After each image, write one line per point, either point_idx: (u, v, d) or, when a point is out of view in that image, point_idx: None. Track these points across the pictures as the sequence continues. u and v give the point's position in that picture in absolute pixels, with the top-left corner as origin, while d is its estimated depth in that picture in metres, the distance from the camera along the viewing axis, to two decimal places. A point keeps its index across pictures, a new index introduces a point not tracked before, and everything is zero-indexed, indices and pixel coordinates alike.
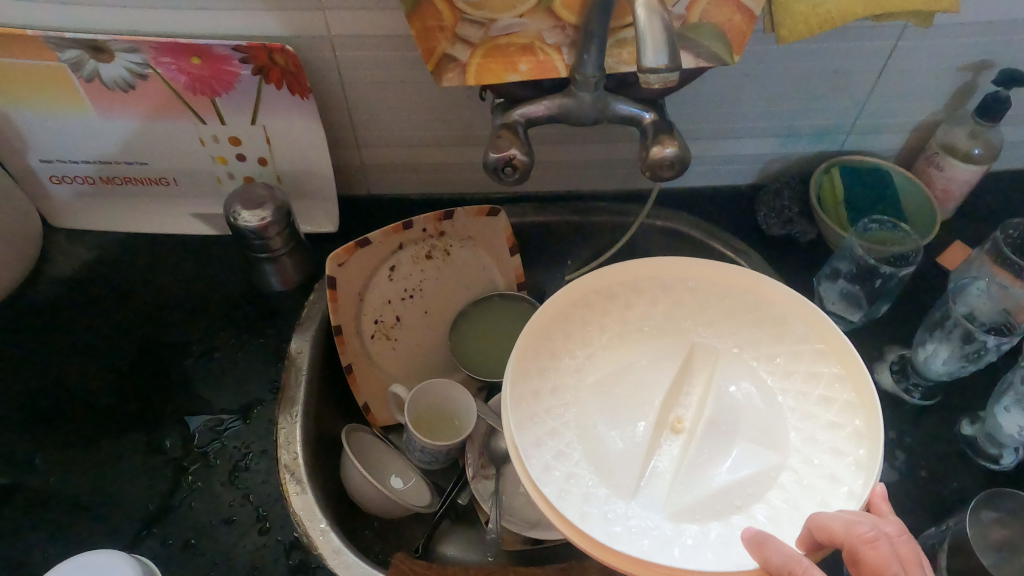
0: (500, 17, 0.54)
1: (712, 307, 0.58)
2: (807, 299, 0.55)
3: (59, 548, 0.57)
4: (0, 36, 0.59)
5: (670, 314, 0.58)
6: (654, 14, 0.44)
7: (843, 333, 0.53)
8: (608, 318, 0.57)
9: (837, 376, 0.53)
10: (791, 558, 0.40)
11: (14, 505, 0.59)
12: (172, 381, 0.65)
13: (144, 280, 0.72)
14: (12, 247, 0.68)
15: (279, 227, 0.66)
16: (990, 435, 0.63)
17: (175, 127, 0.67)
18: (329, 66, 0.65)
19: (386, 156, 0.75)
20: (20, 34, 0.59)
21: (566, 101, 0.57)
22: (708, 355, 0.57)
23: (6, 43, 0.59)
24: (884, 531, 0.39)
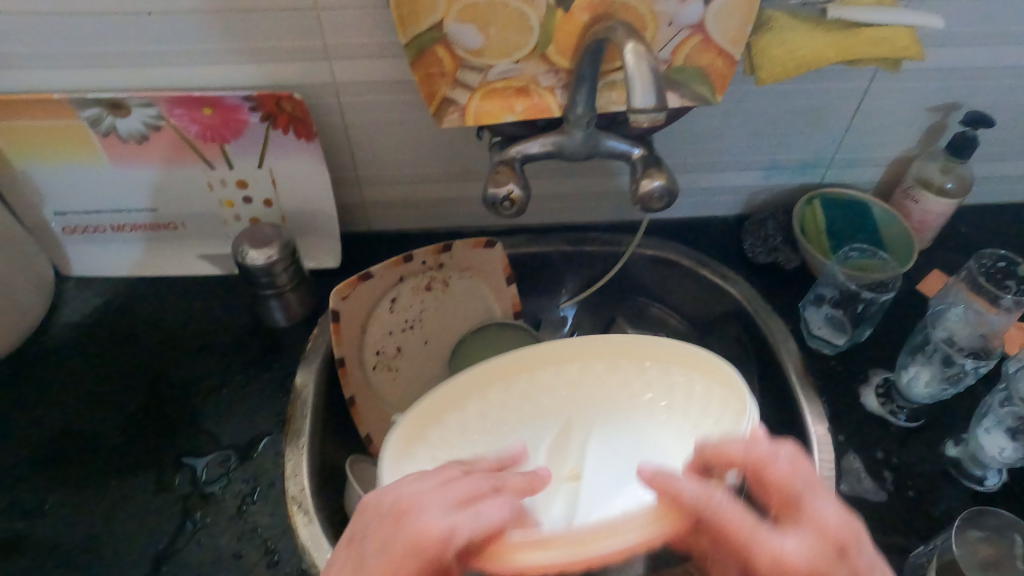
0: (497, 63, 0.56)
1: (584, 377, 0.59)
2: (677, 344, 0.57)
3: None
4: (28, 102, 0.63)
5: (549, 390, 0.59)
6: (642, 60, 0.47)
7: (717, 360, 0.54)
8: (487, 403, 0.58)
9: (722, 402, 0.53)
10: (703, 493, 0.38)
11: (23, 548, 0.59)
12: (180, 419, 0.66)
13: (151, 321, 0.73)
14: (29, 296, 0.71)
15: (284, 264, 0.69)
16: (974, 457, 0.65)
17: (184, 173, 0.70)
18: (333, 112, 0.69)
19: (386, 194, 0.78)
20: (47, 99, 0.63)
21: (560, 139, 0.61)
22: (587, 420, 0.58)
23: (33, 104, 0.63)
24: (782, 447, 0.42)
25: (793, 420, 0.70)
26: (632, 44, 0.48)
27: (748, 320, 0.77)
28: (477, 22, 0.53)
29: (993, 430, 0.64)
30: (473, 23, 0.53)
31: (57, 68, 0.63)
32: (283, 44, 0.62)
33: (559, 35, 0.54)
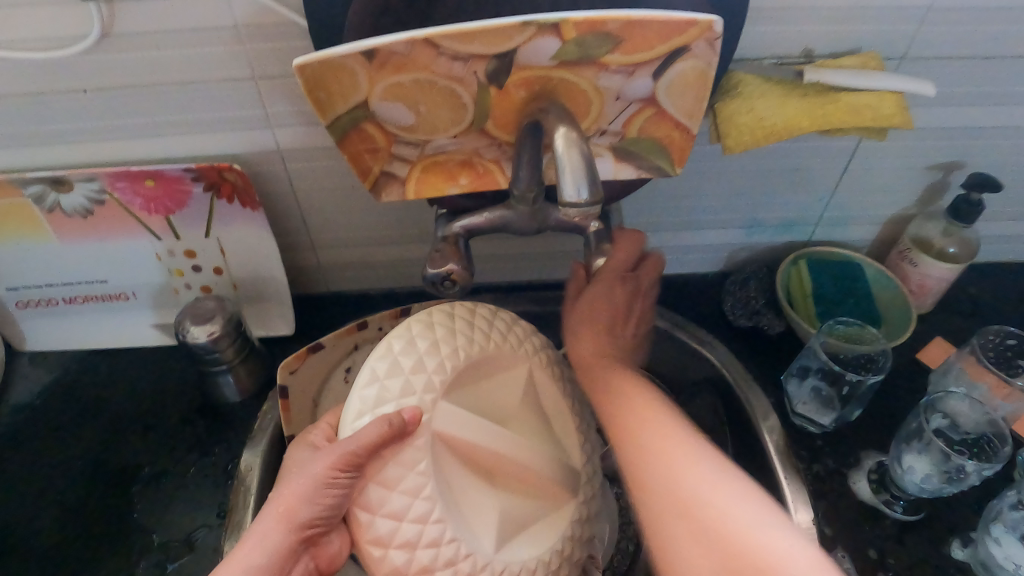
0: (433, 138, 0.53)
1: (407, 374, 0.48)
2: (442, 313, 0.52)
3: None
4: None
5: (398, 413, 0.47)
6: (573, 146, 0.44)
7: (471, 308, 0.53)
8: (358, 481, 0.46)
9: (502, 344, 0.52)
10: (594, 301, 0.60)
11: None
12: (119, 511, 0.63)
13: (100, 401, 0.70)
14: None
15: (229, 338, 0.65)
16: (983, 564, 0.59)
17: (131, 246, 0.66)
18: (280, 176, 0.65)
19: (343, 256, 0.74)
20: None
21: (505, 214, 0.57)
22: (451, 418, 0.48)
23: None
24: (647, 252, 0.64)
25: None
26: (562, 129, 0.45)
27: (730, 392, 0.71)
28: (405, 100, 0.48)
29: (1004, 540, 0.58)
30: (401, 101, 0.48)
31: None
32: (225, 115, 0.58)
33: (496, 111, 0.50)
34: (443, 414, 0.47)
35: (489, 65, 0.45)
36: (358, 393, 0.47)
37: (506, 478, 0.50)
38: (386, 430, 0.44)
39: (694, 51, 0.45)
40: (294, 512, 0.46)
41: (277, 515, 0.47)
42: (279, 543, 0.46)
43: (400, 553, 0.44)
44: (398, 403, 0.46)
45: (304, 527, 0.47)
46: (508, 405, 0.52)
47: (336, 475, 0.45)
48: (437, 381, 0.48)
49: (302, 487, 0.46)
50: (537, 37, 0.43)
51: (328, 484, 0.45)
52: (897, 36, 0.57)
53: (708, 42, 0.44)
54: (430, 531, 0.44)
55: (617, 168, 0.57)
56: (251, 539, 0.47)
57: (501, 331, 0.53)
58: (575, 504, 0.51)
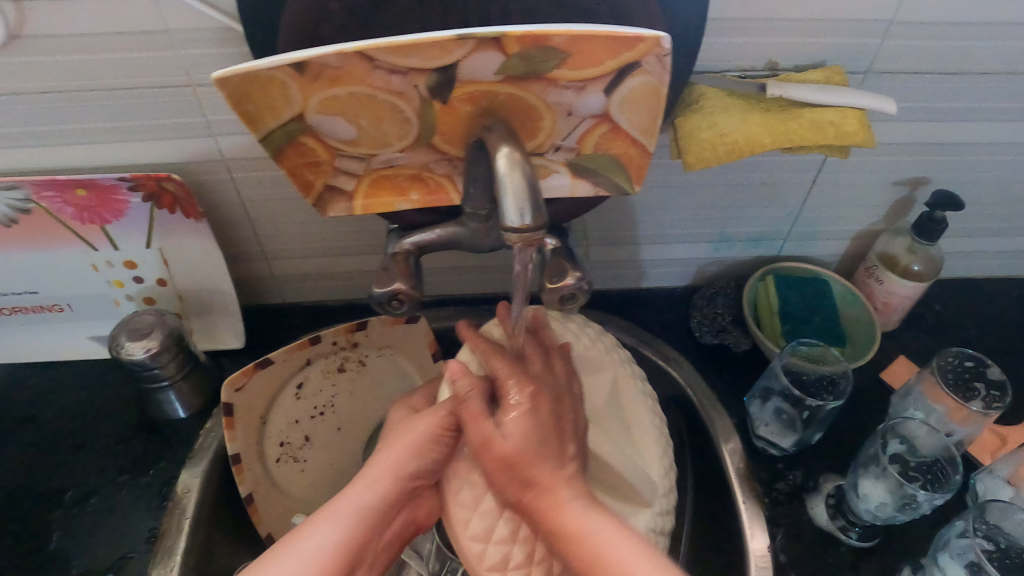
0: (379, 152, 0.50)
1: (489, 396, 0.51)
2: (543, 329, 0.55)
3: None
4: None
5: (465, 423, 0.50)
6: (516, 167, 0.41)
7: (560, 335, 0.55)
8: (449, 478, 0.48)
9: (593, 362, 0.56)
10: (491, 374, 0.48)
11: None
12: (44, 535, 0.59)
13: (32, 415, 0.66)
14: None
15: (170, 353, 0.62)
16: None
17: (64, 255, 0.63)
18: (225, 187, 0.62)
19: (297, 267, 0.72)
20: None
21: (458, 230, 0.55)
22: None
23: None
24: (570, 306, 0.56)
25: (734, 536, 0.62)
26: (505, 149, 0.42)
27: (694, 412, 0.69)
28: (342, 114, 0.45)
29: (950, 569, 0.55)
30: (338, 114, 0.45)
31: None
32: (161, 123, 0.55)
33: (442, 127, 0.48)
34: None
35: (429, 79, 0.43)
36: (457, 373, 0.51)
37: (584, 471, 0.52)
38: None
39: (645, 66, 0.43)
40: (403, 463, 0.47)
41: (389, 462, 0.47)
42: (380, 494, 0.47)
43: (483, 519, 0.46)
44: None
45: (413, 479, 0.48)
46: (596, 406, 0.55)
47: (442, 433, 0.48)
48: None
49: (408, 437, 0.48)
50: (477, 51, 0.40)
51: (437, 441, 0.48)
52: (860, 50, 0.55)
53: (659, 58, 0.42)
54: (500, 529, 0.46)
55: (574, 184, 0.54)
56: (354, 491, 0.47)
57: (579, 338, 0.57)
58: (649, 512, 0.53)
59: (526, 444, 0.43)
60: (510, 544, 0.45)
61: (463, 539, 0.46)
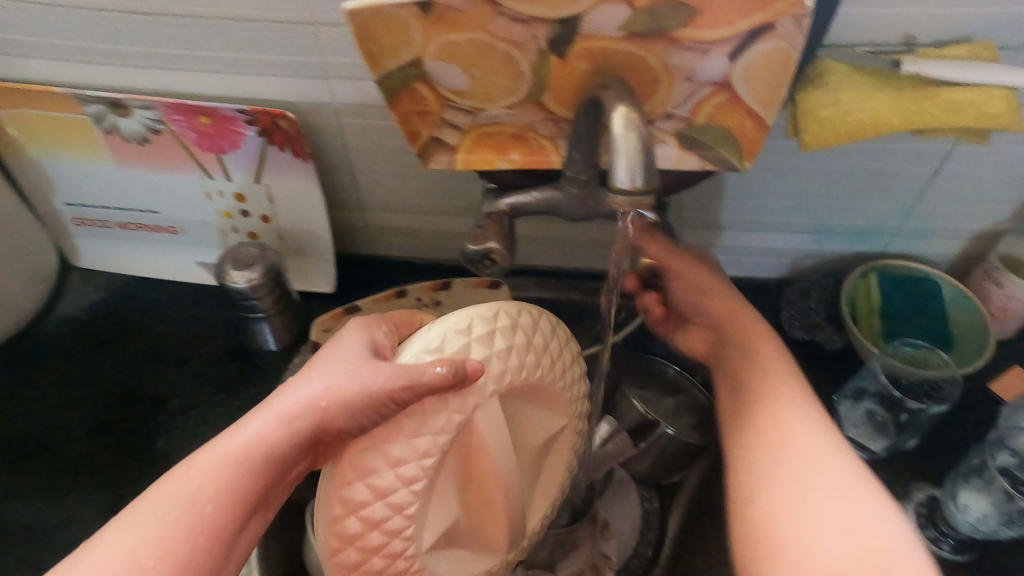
0: (487, 107, 0.49)
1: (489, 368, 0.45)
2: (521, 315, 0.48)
3: None
4: (35, 93, 0.61)
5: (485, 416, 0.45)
6: (632, 128, 0.40)
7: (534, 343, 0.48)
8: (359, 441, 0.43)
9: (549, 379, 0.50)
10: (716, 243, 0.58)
11: None
12: (144, 437, 0.64)
13: (142, 325, 0.71)
14: (35, 290, 0.69)
15: (268, 288, 0.66)
16: None
17: (182, 179, 0.67)
18: (333, 130, 0.64)
19: (389, 221, 0.73)
20: (51, 92, 0.60)
21: (554, 195, 0.52)
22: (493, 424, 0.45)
23: (37, 96, 0.61)
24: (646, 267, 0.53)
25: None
26: (621, 108, 0.41)
27: None
28: (457, 62, 0.45)
29: None
30: (454, 62, 0.45)
31: (59, 60, 0.60)
32: (281, 60, 0.57)
33: (556, 83, 0.46)
34: (495, 411, 0.45)
35: (550, 31, 0.42)
36: (445, 326, 0.45)
37: (474, 491, 0.48)
38: (444, 377, 0.41)
39: (779, 29, 0.40)
40: (333, 415, 0.43)
41: (308, 408, 0.43)
42: (294, 432, 0.43)
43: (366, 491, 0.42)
44: (467, 346, 0.44)
45: (327, 433, 0.43)
46: (530, 436, 0.52)
47: (382, 403, 0.42)
48: (505, 378, 0.46)
49: (345, 388, 0.43)
50: (604, 2, 0.40)
51: (375, 406, 0.42)
52: (1013, 27, 0.51)
53: (795, 20, 0.40)
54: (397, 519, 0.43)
55: (680, 155, 0.52)
56: (269, 414, 0.43)
57: (568, 371, 0.52)
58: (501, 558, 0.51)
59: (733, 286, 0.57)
60: (373, 524, 0.42)
61: (335, 494, 0.42)
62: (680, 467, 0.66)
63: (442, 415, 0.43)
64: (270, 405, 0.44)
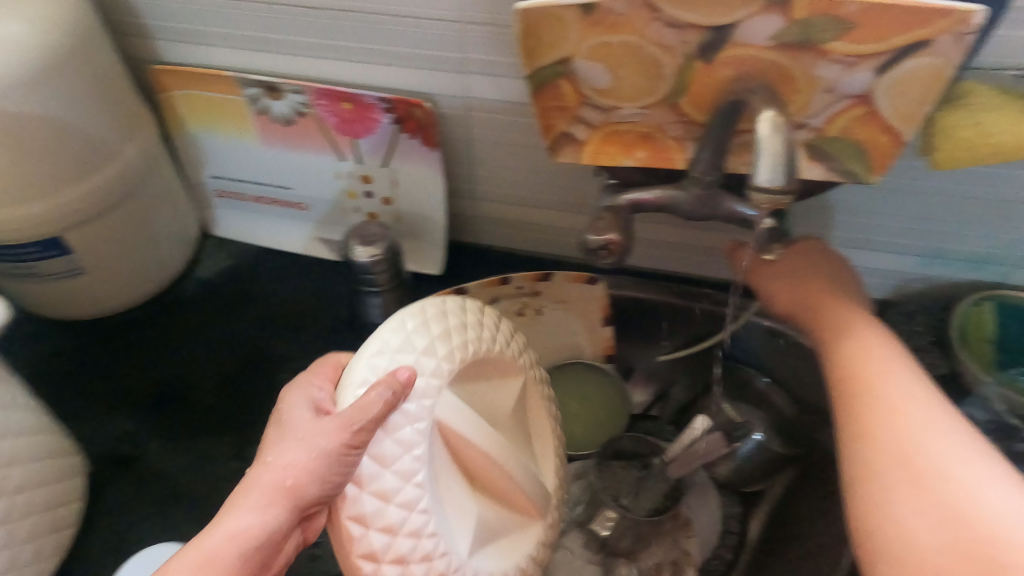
0: (623, 105, 0.51)
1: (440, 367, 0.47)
2: (441, 309, 0.49)
3: (152, 531, 0.62)
4: (203, 76, 0.68)
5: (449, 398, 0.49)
6: (779, 133, 0.40)
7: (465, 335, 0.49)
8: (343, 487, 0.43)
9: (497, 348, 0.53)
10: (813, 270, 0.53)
11: (126, 481, 0.65)
12: (267, 394, 0.70)
13: (265, 293, 0.77)
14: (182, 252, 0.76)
15: (386, 264, 0.70)
16: None
17: (317, 160, 0.73)
18: (460, 123, 0.68)
19: (498, 211, 0.76)
20: (220, 75, 0.67)
21: (676, 194, 0.53)
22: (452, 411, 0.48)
23: (206, 78, 0.68)
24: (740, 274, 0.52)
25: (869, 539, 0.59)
26: (767, 112, 0.42)
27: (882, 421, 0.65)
28: (606, 63, 0.47)
29: None
30: (604, 62, 0.47)
31: (227, 46, 0.66)
32: (426, 54, 0.62)
33: (696, 87, 0.48)
34: (445, 403, 0.48)
35: (702, 37, 0.44)
36: (366, 360, 0.45)
37: (479, 484, 0.52)
38: (389, 402, 0.42)
39: (935, 46, 0.42)
40: (301, 488, 0.42)
41: (276, 488, 0.43)
42: (273, 515, 0.43)
43: (380, 533, 0.43)
44: (394, 362, 0.45)
45: (305, 505, 0.43)
46: (498, 410, 0.54)
47: (348, 453, 0.42)
48: (445, 368, 0.47)
49: (302, 461, 0.42)
50: (763, 12, 0.42)
51: (343, 461, 0.42)
52: None
53: (956, 37, 0.41)
54: (422, 543, 0.44)
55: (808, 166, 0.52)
56: (245, 510, 0.43)
57: (505, 338, 0.54)
58: (542, 525, 0.55)
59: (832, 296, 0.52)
60: (404, 558, 0.43)
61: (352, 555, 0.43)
62: (763, 476, 0.66)
63: (410, 429, 0.45)
64: (240, 495, 0.44)
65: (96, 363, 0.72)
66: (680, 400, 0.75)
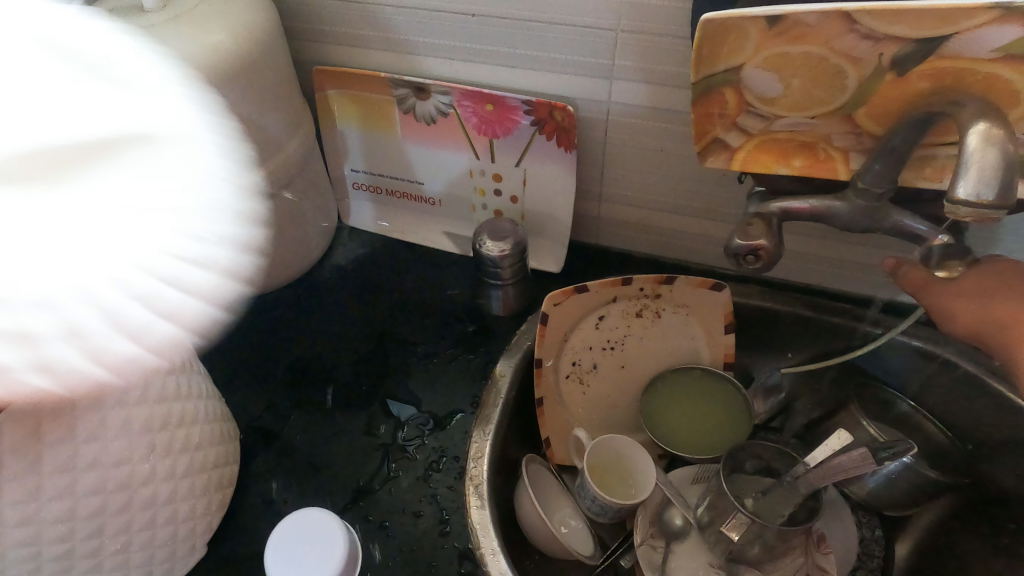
0: (788, 115, 0.50)
1: None
2: None
3: (295, 497, 0.65)
4: (356, 76, 0.72)
5: None
6: (990, 146, 0.40)
7: None
8: None
9: None
10: (1000, 280, 0.53)
11: (272, 449, 0.69)
12: (396, 378, 0.73)
13: (393, 284, 0.81)
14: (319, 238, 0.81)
15: (513, 259, 0.72)
16: None
17: (454, 158, 0.76)
18: (598, 126, 0.69)
19: (625, 215, 0.77)
20: (375, 75, 0.71)
21: (833, 207, 0.53)
22: None
23: (360, 79, 0.72)
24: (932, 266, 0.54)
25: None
26: (978, 125, 0.41)
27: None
28: (782, 72, 0.47)
29: None
30: (777, 73, 0.47)
31: (382, 49, 0.70)
32: (578, 59, 0.63)
33: (877, 99, 0.47)
34: None
35: (901, 50, 0.43)
36: None
37: None
38: None
39: None
40: None
41: None
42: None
43: None
44: None
45: None
46: None
47: None
48: None
49: None
50: (992, 22, 0.40)
51: None
52: None
53: None
54: None
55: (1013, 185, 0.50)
56: None
57: None
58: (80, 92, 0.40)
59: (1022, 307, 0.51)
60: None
61: None
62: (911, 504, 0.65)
63: None
64: None
65: (242, 338, 0.77)
66: (804, 416, 0.74)
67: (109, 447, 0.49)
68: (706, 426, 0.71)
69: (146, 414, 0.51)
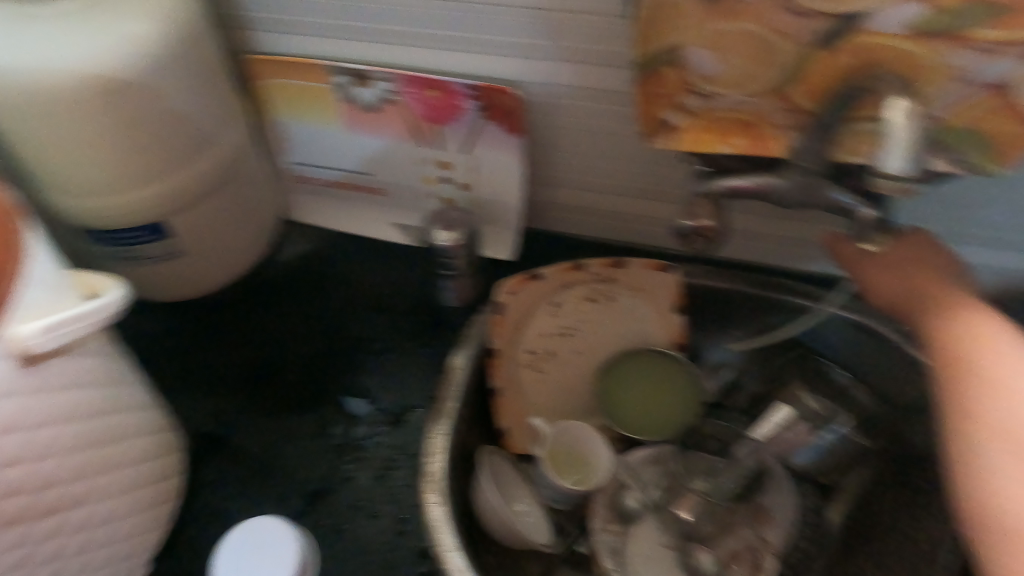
0: (726, 93, 0.49)
1: None
2: None
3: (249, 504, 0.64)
4: (292, 62, 0.69)
5: None
6: (913, 120, 0.40)
7: None
8: None
9: None
10: (928, 254, 0.54)
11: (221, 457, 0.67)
12: (348, 376, 0.71)
13: (341, 278, 0.79)
14: (261, 234, 0.78)
15: (467, 249, 0.71)
16: None
17: (399, 147, 0.73)
18: (542, 110, 0.68)
19: (574, 199, 0.77)
20: (309, 62, 0.68)
21: (774, 181, 0.51)
22: None
23: (293, 66, 0.69)
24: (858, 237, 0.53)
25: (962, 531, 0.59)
26: (898, 99, 0.41)
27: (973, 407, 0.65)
28: (717, 49, 0.46)
29: None
30: (713, 51, 0.46)
31: (317, 33, 0.67)
32: (519, 41, 0.62)
33: (812, 75, 0.46)
34: None
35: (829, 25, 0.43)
36: None
37: None
38: None
39: None
40: None
41: None
42: None
43: None
44: None
45: None
46: None
47: None
48: None
49: None
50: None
51: None
52: None
53: None
54: None
55: None
56: None
57: None
58: None
59: (950, 279, 0.52)
60: None
61: None
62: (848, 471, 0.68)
63: None
64: None
65: (184, 342, 0.74)
66: (751, 393, 0.74)
67: (38, 470, 0.46)
68: (662, 409, 0.70)
69: (76, 429, 0.49)
